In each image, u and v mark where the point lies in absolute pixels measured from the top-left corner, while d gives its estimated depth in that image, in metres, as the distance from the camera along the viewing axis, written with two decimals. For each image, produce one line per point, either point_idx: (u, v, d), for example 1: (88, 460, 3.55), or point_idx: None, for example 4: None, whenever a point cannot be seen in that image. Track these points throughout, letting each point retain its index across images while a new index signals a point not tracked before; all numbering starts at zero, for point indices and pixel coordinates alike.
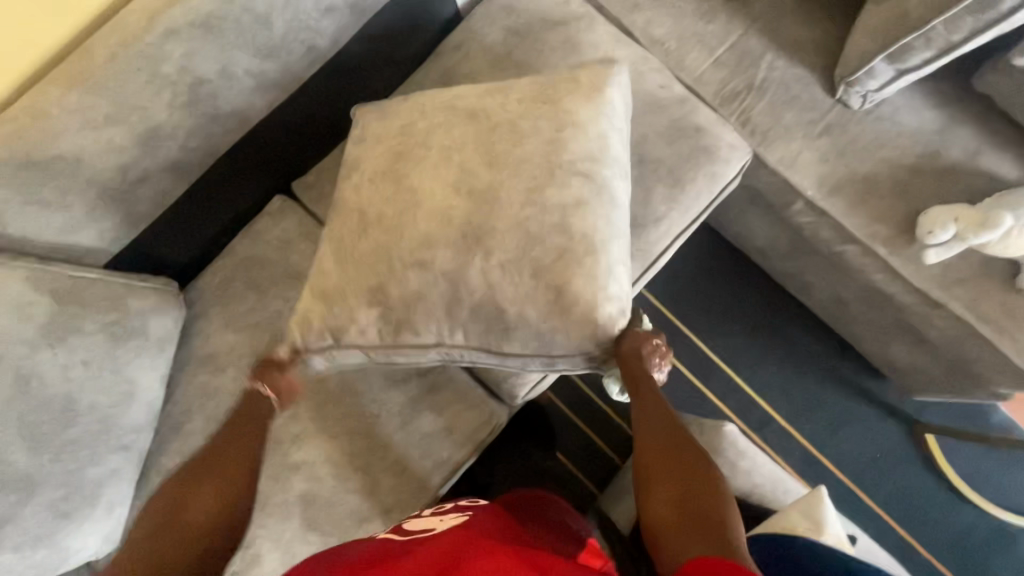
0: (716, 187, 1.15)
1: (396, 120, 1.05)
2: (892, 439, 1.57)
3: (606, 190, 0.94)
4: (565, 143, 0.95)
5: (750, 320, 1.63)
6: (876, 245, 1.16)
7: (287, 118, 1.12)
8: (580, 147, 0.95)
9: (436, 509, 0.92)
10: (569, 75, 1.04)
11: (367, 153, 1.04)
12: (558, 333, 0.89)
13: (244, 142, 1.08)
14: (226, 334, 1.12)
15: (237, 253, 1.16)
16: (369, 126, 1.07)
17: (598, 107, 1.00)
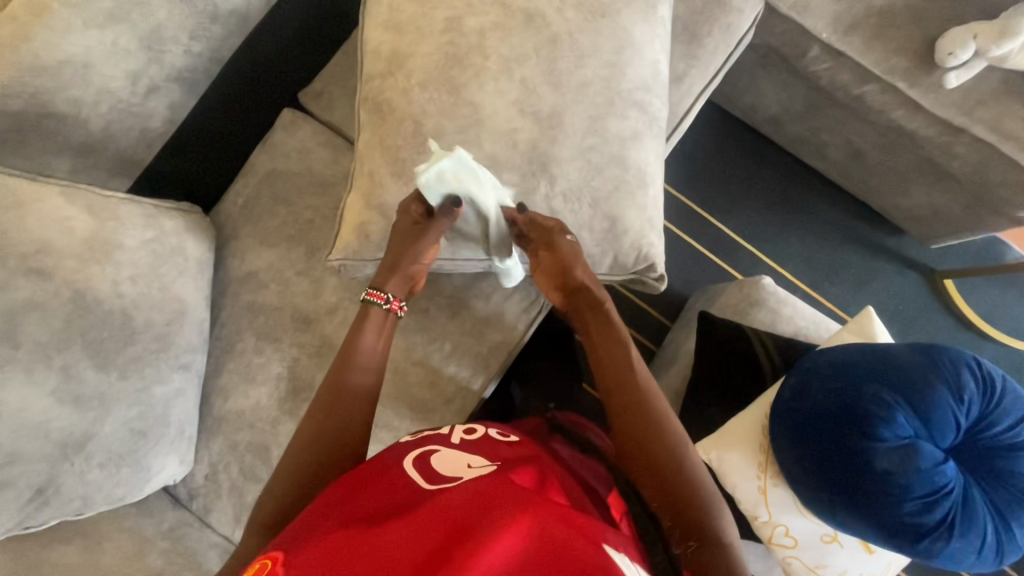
0: (732, 41, 1.14)
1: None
2: (913, 290, 1.61)
3: (644, 55, 0.90)
4: (603, 20, 0.89)
5: (766, 194, 1.64)
6: (896, 79, 1.15)
7: (284, 19, 1.08)
8: (624, 36, 0.89)
9: (468, 432, 0.73)
10: None
11: (377, 19, 0.92)
12: (617, 187, 0.89)
13: (244, 47, 1.05)
14: (262, 251, 1.11)
15: (258, 170, 1.14)
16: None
17: None
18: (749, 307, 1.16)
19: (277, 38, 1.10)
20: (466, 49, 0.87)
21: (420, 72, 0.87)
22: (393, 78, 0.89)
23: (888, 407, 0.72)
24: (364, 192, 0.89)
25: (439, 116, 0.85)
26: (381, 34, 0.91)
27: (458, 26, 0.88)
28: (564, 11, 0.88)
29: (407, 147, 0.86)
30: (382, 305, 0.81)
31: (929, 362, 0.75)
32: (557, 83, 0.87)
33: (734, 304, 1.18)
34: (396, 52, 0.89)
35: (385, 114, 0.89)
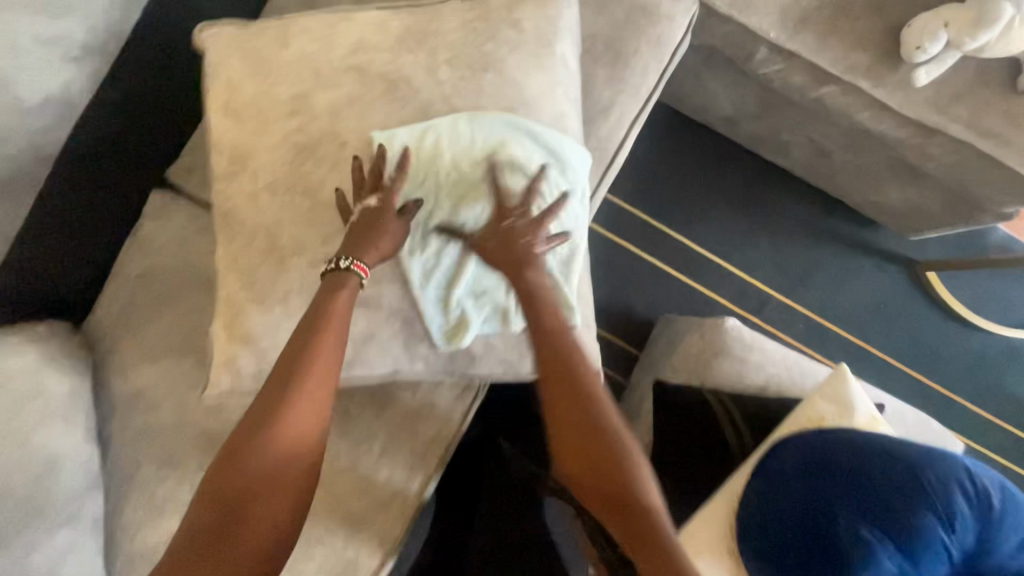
0: (664, 54, 0.96)
1: (254, 42, 0.77)
2: (894, 286, 1.49)
3: (545, 112, 0.77)
4: (487, 73, 0.76)
5: (728, 198, 1.49)
6: (858, 79, 0.99)
7: (128, 91, 0.90)
8: (512, 90, 0.76)
9: None
10: None
11: (219, 101, 0.76)
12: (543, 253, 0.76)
13: (87, 134, 0.86)
14: (148, 366, 0.96)
15: (129, 270, 0.97)
16: (216, 58, 0.77)
17: None
18: (712, 356, 1.03)
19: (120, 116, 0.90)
20: (328, 131, 0.73)
21: (278, 165, 0.73)
22: (248, 174, 0.74)
23: (867, 543, 0.63)
24: (230, 318, 0.74)
25: (301, 222, 0.72)
26: (227, 119, 0.75)
27: (316, 101, 0.74)
28: (445, 69, 0.75)
29: (269, 260, 0.72)
30: (357, 278, 0.66)
31: (918, 489, 0.65)
32: (444, 159, 0.72)
33: (696, 352, 1.05)
34: (247, 141, 0.74)
35: (241, 221, 0.74)
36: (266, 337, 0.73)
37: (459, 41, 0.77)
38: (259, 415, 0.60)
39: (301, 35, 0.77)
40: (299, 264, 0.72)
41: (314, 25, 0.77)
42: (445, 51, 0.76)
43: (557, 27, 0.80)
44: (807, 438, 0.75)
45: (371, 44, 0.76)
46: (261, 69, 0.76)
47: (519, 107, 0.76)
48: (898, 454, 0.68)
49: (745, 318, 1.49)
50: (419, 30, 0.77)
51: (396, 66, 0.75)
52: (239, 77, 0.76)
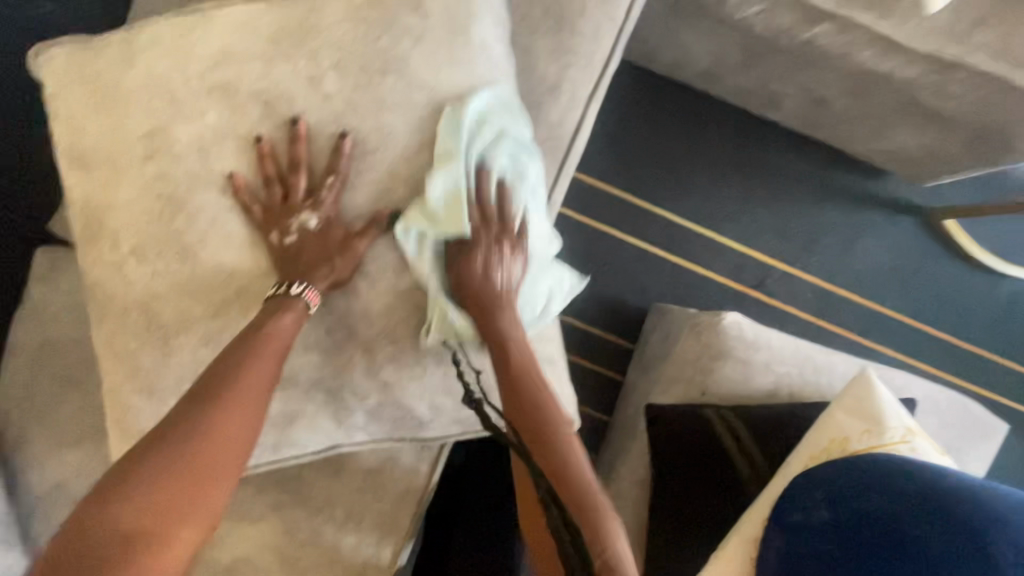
0: (617, 10, 0.78)
1: (87, 58, 0.58)
2: (907, 239, 1.34)
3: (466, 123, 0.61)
4: (388, 77, 0.59)
5: (716, 161, 1.32)
6: (855, 11, 0.82)
7: None
8: (417, 96, 0.60)
9: None
10: None
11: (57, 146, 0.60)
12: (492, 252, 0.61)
13: None
14: (65, 452, 0.83)
15: (26, 343, 0.84)
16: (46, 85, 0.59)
17: None
18: (711, 360, 0.90)
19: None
20: (198, 177, 0.57)
21: (140, 225, 0.57)
22: (105, 237, 0.58)
23: None
24: (120, 414, 0.61)
25: (181, 293, 0.58)
26: (71, 170, 0.59)
27: (176, 136, 0.57)
28: (332, 76, 0.58)
29: (147, 347, 0.58)
30: (303, 302, 0.58)
31: (975, 532, 0.54)
32: (350, 206, 0.60)
33: (693, 357, 0.91)
34: (98, 194, 0.58)
35: (109, 296, 0.59)
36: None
37: (347, 36, 0.59)
38: (176, 424, 0.51)
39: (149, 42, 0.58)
40: (188, 343, 0.58)
41: (163, 29, 0.58)
42: (330, 54, 0.58)
43: (473, 3, 0.61)
44: (826, 468, 0.66)
45: (235, 53, 0.58)
46: (100, 94, 0.57)
47: (429, 121, 0.60)
48: (949, 495, 0.58)
49: (747, 294, 1.34)
50: (296, 27, 0.59)
51: (273, 83, 0.58)
52: (71, 106, 0.58)
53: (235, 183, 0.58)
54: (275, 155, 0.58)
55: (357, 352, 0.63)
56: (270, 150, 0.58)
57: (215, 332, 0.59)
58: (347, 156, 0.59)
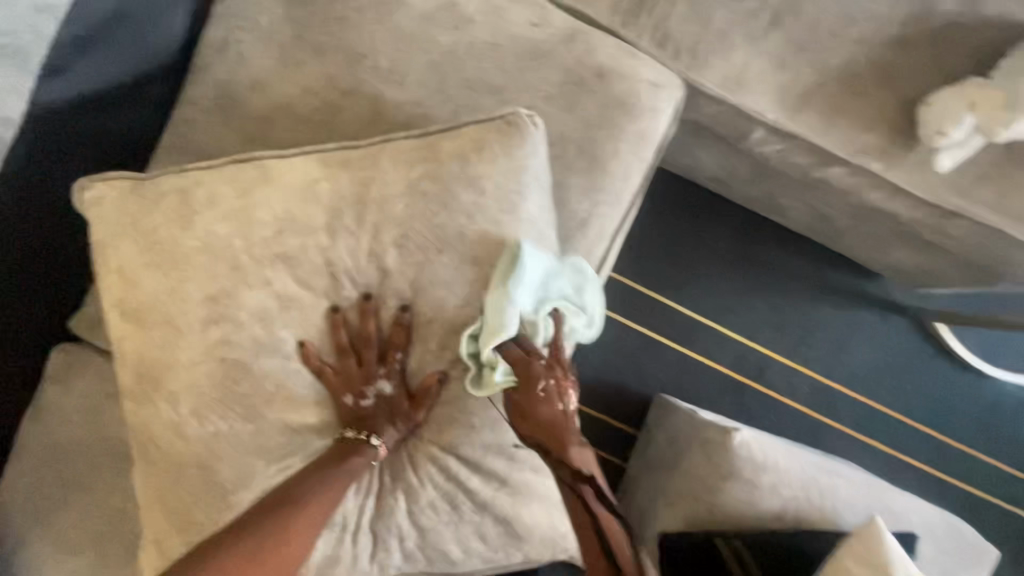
0: (647, 150, 0.82)
1: (143, 217, 0.60)
2: (899, 337, 1.40)
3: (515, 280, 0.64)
4: (443, 254, 0.63)
5: (722, 255, 1.37)
6: (868, 160, 0.86)
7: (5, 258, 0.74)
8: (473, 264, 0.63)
9: None
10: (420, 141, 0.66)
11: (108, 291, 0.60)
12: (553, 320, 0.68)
13: None
14: (64, 563, 0.80)
15: (33, 447, 0.82)
16: (105, 237, 0.60)
17: (467, 141, 0.64)
18: (720, 480, 0.92)
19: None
20: (262, 342, 0.60)
21: (202, 386, 0.59)
22: (164, 392, 0.59)
23: None
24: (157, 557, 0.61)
25: (247, 451, 0.60)
26: (127, 322, 0.59)
27: (232, 298, 0.59)
28: (393, 254, 0.62)
29: (203, 504, 0.60)
30: (372, 447, 0.60)
31: None
32: (412, 372, 0.63)
33: (702, 475, 0.93)
34: (159, 349, 0.59)
35: (165, 449, 0.60)
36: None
37: (406, 210, 0.63)
38: (238, 523, 0.57)
39: (215, 205, 0.61)
40: (247, 497, 0.60)
41: (227, 190, 0.61)
42: (391, 231, 0.62)
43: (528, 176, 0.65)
44: None
45: (300, 215, 0.61)
46: (162, 251, 0.59)
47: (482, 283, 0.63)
48: None
49: (746, 385, 1.38)
50: (356, 198, 0.62)
51: (324, 251, 0.61)
52: (134, 261, 0.60)
53: (306, 351, 0.60)
54: (347, 325, 0.61)
55: (402, 492, 0.64)
56: (346, 318, 0.61)
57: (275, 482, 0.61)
58: (409, 330, 0.62)
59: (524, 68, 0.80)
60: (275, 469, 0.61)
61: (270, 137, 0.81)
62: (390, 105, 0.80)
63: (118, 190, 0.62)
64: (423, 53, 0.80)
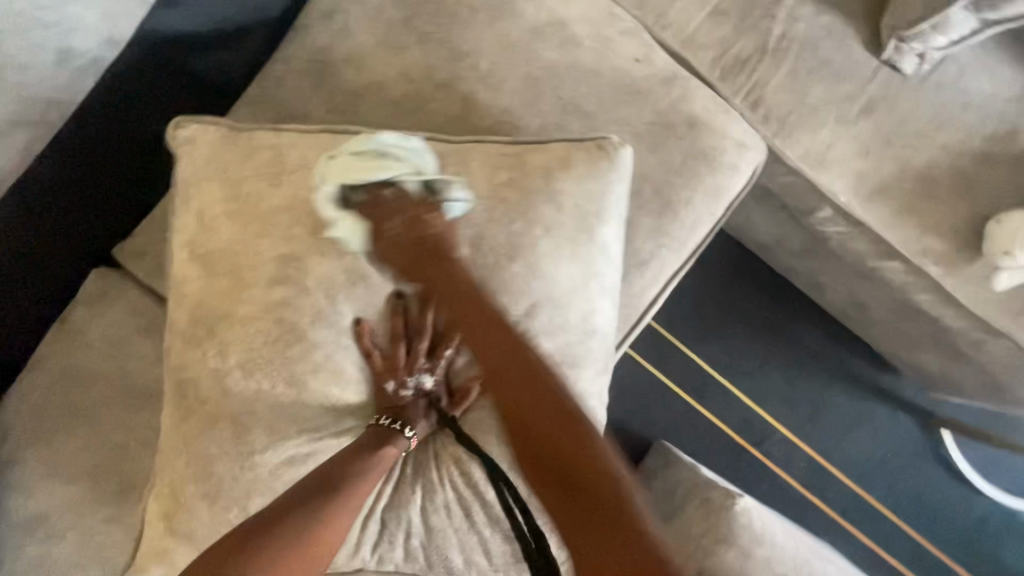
0: (720, 207, 0.83)
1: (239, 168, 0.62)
2: (903, 435, 1.40)
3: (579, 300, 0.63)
4: (514, 264, 0.61)
5: (750, 317, 1.38)
6: (929, 265, 0.87)
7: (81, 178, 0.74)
8: (540, 284, 0.61)
9: None
10: (513, 152, 0.65)
11: (185, 233, 0.61)
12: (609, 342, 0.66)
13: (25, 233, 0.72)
14: (55, 484, 0.79)
15: (52, 366, 0.81)
16: (193, 178, 0.63)
17: (565, 160, 0.64)
18: (717, 543, 0.91)
19: (73, 163, 0.72)
20: (322, 311, 0.58)
21: (253, 341, 0.57)
22: (215, 341, 0.57)
23: None
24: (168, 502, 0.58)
25: (278, 412, 0.57)
26: (193, 265, 0.60)
27: (306, 266, 0.58)
28: (466, 250, 0.60)
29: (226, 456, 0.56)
30: (404, 438, 0.56)
31: None
32: (458, 371, 0.62)
33: (700, 534, 0.92)
34: (219, 297, 0.58)
35: (201, 395, 0.57)
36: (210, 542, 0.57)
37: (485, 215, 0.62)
38: (272, 511, 0.48)
39: (306, 169, 0.61)
40: (268, 460, 0.56)
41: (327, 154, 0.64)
42: (465, 234, 0.61)
43: (604, 208, 0.64)
44: None
45: None
46: (243, 202, 0.61)
47: (545, 300, 0.61)
48: None
49: (745, 448, 1.38)
50: None
51: None
52: (216, 208, 0.61)
53: (361, 330, 0.58)
54: (407, 312, 0.59)
55: (421, 488, 0.61)
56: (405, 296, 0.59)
57: (296, 454, 0.57)
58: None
59: (620, 100, 0.80)
60: (303, 442, 0.57)
61: (357, 112, 0.80)
62: (481, 106, 0.79)
63: (214, 140, 0.65)
64: (525, 64, 0.80)
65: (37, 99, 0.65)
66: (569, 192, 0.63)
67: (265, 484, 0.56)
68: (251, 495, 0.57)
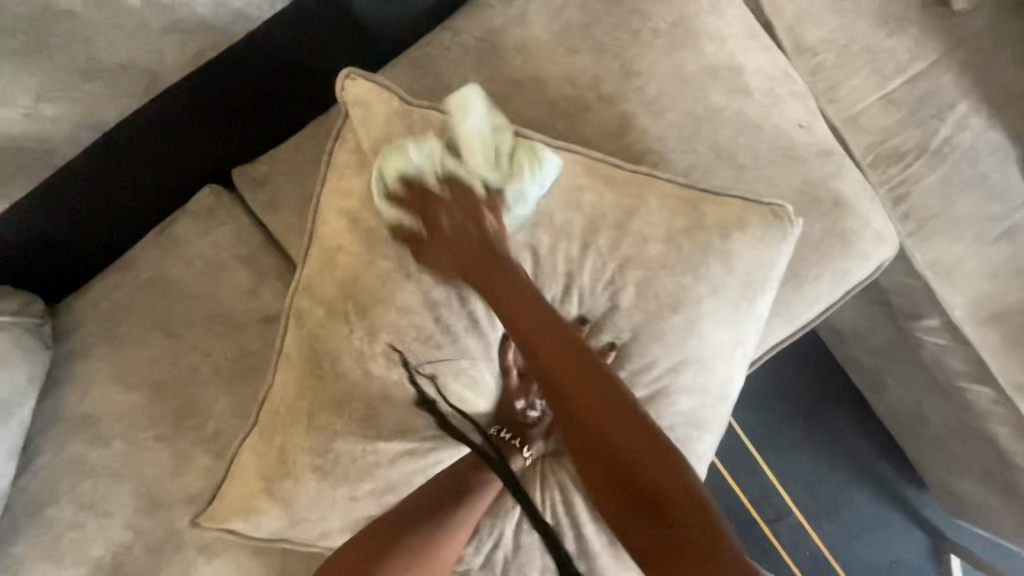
0: (841, 291, 0.81)
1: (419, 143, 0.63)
2: (915, 553, 1.35)
3: (719, 364, 0.66)
4: (674, 315, 0.63)
5: (795, 395, 1.37)
6: (1020, 399, 0.86)
7: (214, 88, 0.74)
8: (691, 343, 0.64)
9: None
10: (693, 198, 0.65)
11: (350, 196, 0.63)
12: (729, 406, 0.69)
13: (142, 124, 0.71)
14: (115, 390, 0.76)
15: (141, 269, 0.79)
16: (370, 135, 0.64)
17: (741, 225, 0.64)
18: None
19: (227, 87, 0.75)
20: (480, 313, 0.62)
21: (404, 327, 0.61)
22: (366, 323, 0.61)
23: None
24: (269, 457, 0.64)
25: (414, 405, 0.63)
26: (354, 237, 0.62)
27: None
28: (630, 291, 0.63)
29: (350, 435, 0.62)
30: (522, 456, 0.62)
31: None
32: None
33: None
34: (381, 280, 0.61)
35: (342, 372, 0.62)
36: (309, 507, 0.63)
37: (657, 255, 0.63)
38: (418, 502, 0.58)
39: None
40: (392, 447, 0.63)
41: None
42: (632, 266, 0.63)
43: (770, 279, 0.65)
44: None
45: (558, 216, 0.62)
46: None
47: (691, 358, 0.65)
48: None
49: (757, 523, 1.35)
50: (616, 222, 0.63)
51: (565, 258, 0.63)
52: None
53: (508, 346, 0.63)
54: None
55: (520, 499, 0.65)
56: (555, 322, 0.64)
57: (423, 447, 0.63)
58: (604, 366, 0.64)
59: (777, 161, 0.79)
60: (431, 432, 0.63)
61: (513, 102, 0.79)
62: (637, 129, 0.77)
63: (388, 111, 0.64)
64: (691, 100, 0.78)
65: (227, 7, 0.68)
66: (740, 252, 0.64)
67: (384, 469, 0.63)
68: (363, 478, 0.63)
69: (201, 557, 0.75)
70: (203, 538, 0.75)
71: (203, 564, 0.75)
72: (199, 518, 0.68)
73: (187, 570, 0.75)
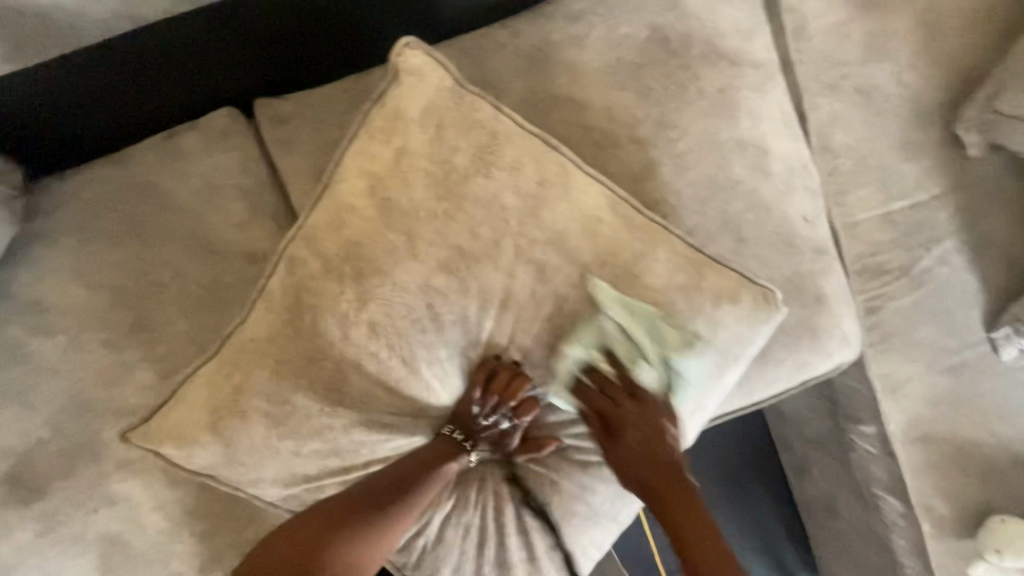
0: (798, 377, 0.85)
1: (455, 133, 0.64)
2: None
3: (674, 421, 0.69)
4: None
5: None
6: (924, 521, 0.92)
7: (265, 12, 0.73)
8: None
9: None
10: (695, 261, 0.67)
11: (380, 161, 0.64)
12: None
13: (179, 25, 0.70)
14: (73, 282, 0.73)
15: (135, 170, 0.76)
16: (409, 111, 0.64)
17: (733, 299, 0.67)
18: None
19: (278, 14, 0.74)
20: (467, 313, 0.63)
21: (392, 306, 0.62)
22: (364, 283, 0.62)
23: None
24: (220, 393, 0.63)
25: (378, 375, 0.63)
26: (374, 199, 0.63)
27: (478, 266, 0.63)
28: None
29: (307, 385, 0.62)
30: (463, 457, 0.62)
31: None
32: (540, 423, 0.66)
33: None
34: (381, 254, 0.62)
35: (324, 322, 0.62)
36: (248, 453, 0.63)
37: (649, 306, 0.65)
38: (366, 492, 0.59)
39: (513, 169, 0.64)
40: (343, 408, 0.63)
41: (531, 165, 0.65)
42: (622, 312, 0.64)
43: (745, 353, 0.68)
44: None
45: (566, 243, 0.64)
46: (450, 183, 0.63)
47: None
48: None
49: None
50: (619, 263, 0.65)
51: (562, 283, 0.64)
52: (412, 158, 0.64)
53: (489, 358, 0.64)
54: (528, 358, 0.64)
55: (455, 497, 0.66)
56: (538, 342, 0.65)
57: (380, 424, 0.63)
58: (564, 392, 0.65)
59: (776, 245, 0.83)
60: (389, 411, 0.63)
61: (550, 117, 0.80)
62: (658, 177, 0.80)
63: (437, 89, 0.65)
64: (715, 165, 0.81)
65: None
66: (727, 324, 0.67)
67: (333, 431, 0.63)
68: (309, 435, 0.63)
69: (117, 472, 0.73)
70: (124, 455, 0.73)
71: (117, 479, 0.72)
72: (130, 434, 0.66)
73: (99, 481, 0.73)
